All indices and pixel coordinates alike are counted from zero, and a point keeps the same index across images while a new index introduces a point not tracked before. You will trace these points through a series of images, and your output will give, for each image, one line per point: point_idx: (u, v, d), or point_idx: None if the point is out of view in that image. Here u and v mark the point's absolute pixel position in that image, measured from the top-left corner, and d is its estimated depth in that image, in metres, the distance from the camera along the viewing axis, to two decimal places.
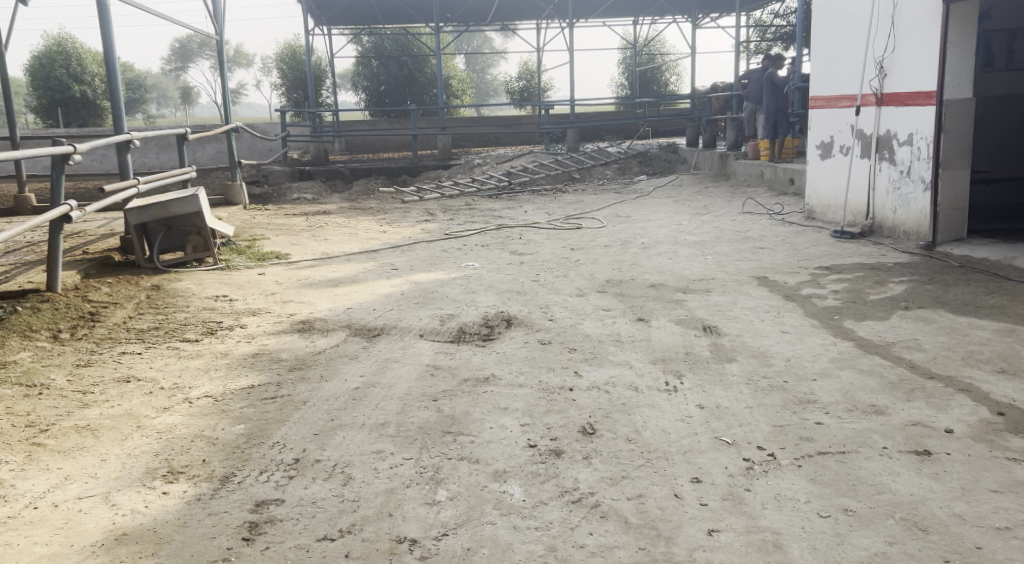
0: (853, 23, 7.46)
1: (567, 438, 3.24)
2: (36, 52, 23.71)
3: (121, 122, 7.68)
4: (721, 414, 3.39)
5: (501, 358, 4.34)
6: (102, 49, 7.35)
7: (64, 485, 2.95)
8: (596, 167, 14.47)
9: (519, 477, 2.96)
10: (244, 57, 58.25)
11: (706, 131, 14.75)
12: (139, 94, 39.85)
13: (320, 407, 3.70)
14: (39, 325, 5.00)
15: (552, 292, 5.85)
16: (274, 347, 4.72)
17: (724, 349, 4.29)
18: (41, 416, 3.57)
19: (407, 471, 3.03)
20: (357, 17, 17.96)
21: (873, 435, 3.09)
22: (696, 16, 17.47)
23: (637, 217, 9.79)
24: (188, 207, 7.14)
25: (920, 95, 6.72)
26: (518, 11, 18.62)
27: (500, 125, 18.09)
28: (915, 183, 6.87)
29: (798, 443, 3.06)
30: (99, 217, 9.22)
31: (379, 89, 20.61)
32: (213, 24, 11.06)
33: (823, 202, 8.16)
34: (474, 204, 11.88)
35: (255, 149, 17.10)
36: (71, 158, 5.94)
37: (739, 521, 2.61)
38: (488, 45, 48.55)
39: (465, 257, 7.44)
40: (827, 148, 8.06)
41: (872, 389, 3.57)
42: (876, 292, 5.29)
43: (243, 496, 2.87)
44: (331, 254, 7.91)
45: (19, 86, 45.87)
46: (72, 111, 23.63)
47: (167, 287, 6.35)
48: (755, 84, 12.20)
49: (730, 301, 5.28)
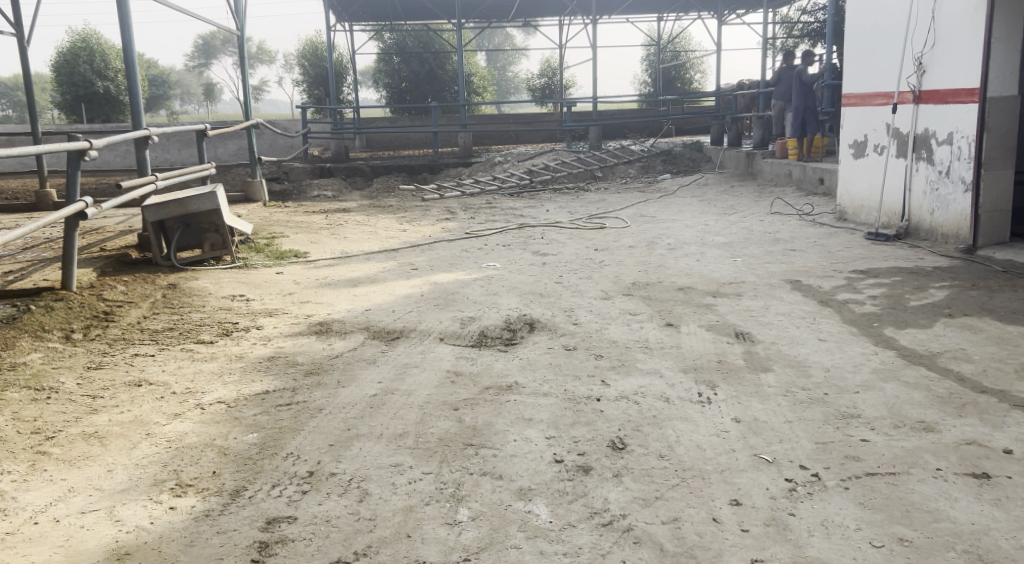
0: (889, 19, 7.22)
1: (596, 453, 3.06)
2: (61, 48, 23.79)
3: (139, 118, 7.56)
4: (759, 428, 3.20)
5: (525, 364, 4.16)
6: (122, 45, 7.23)
7: (67, 498, 2.81)
8: (619, 166, 14.26)
9: (545, 496, 2.78)
10: (267, 54, 58.58)
11: (731, 130, 14.44)
12: (163, 90, 40.36)
13: (336, 415, 3.54)
14: (52, 325, 4.88)
15: (576, 294, 5.67)
16: (290, 350, 4.57)
17: (759, 358, 4.09)
18: (48, 421, 3.44)
19: (426, 487, 2.87)
20: (379, 13, 17.86)
21: (925, 455, 2.90)
22: (721, 12, 17.23)
23: (662, 216, 9.58)
24: (206, 205, 7.03)
25: (962, 93, 6.47)
26: (540, 7, 18.39)
27: (522, 122, 17.93)
28: (955, 185, 6.63)
29: (844, 462, 2.87)
30: (118, 214, 9.15)
31: (400, 86, 20.48)
32: (234, 20, 10.98)
33: (855, 202, 7.92)
34: (495, 202, 11.71)
35: (275, 146, 17.07)
36: (88, 154, 5.82)
37: (785, 550, 2.43)
38: (509, 42, 48.71)
39: (486, 258, 7.27)
40: (860, 147, 7.81)
41: (920, 403, 3.37)
42: (917, 298, 5.07)
43: (253, 512, 2.72)
44: (350, 253, 7.78)
45: (42, 80, 46.39)
46: (95, 107, 23.74)
47: (183, 286, 6.23)
48: (784, 82, 11.95)
49: (763, 306, 5.08)
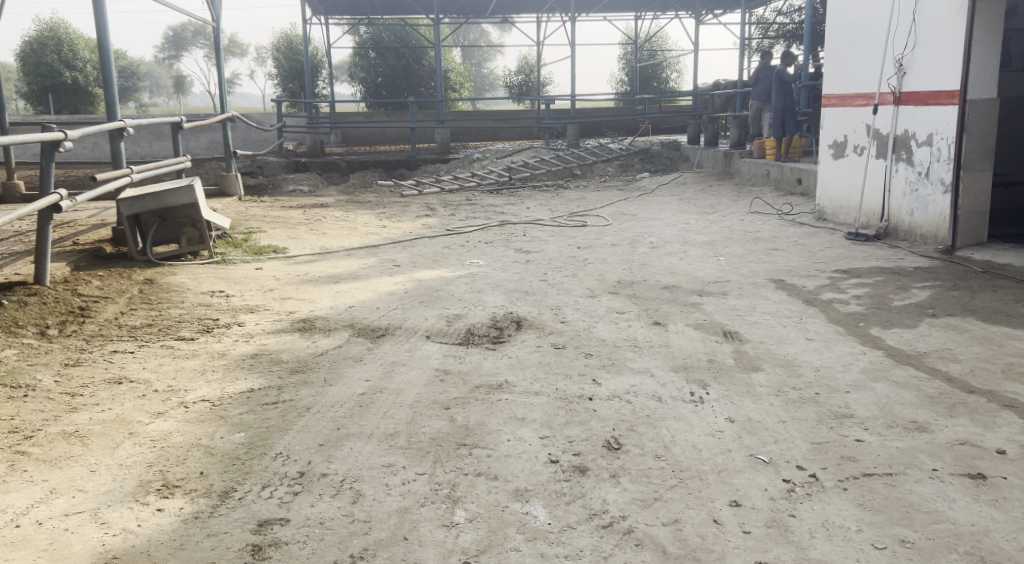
0: (870, 21, 7.26)
1: (591, 454, 3.03)
2: (28, 38, 23.33)
3: (113, 110, 7.39)
4: (754, 428, 3.18)
5: (515, 362, 4.13)
6: (96, 34, 7.06)
7: (49, 500, 2.73)
8: (597, 163, 14.26)
9: (542, 497, 2.75)
10: (239, 47, 57.96)
11: (708, 129, 14.48)
12: (133, 81, 39.80)
13: (324, 415, 3.47)
14: (26, 320, 4.76)
15: (562, 292, 5.64)
16: (273, 348, 4.49)
17: (749, 356, 4.09)
18: (26, 420, 3.34)
19: (420, 488, 2.82)
20: (356, 7, 17.71)
21: (921, 455, 2.91)
22: (698, 12, 17.30)
23: (642, 214, 9.58)
24: (184, 198, 6.90)
25: (942, 95, 6.53)
26: (518, 4, 18.34)
27: (499, 118, 17.88)
28: (934, 186, 6.69)
29: (840, 463, 2.87)
30: (91, 207, 8.98)
31: (376, 81, 20.32)
32: (210, 11, 10.81)
33: (835, 202, 7.97)
34: (474, 199, 11.65)
35: (250, 140, 16.87)
36: (62, 146, 5.68)
37: (787, 552, 2.42)
38: (484, 39, 48.69)
39: (468, 255, 7.22)
40: (839, 148, 7.86)
41: (911, 402, 3.38)
42: (900, 298, 5.10)
43: (244, 513, 2.66)
44: (330, 249, 7.68)
45: (8, 71, 45.48)
46: (63, 98, 23.27)
47: (160, 281, 6.11)
48: (763, 82, 12.00)
49: (749, 305, 5.08)
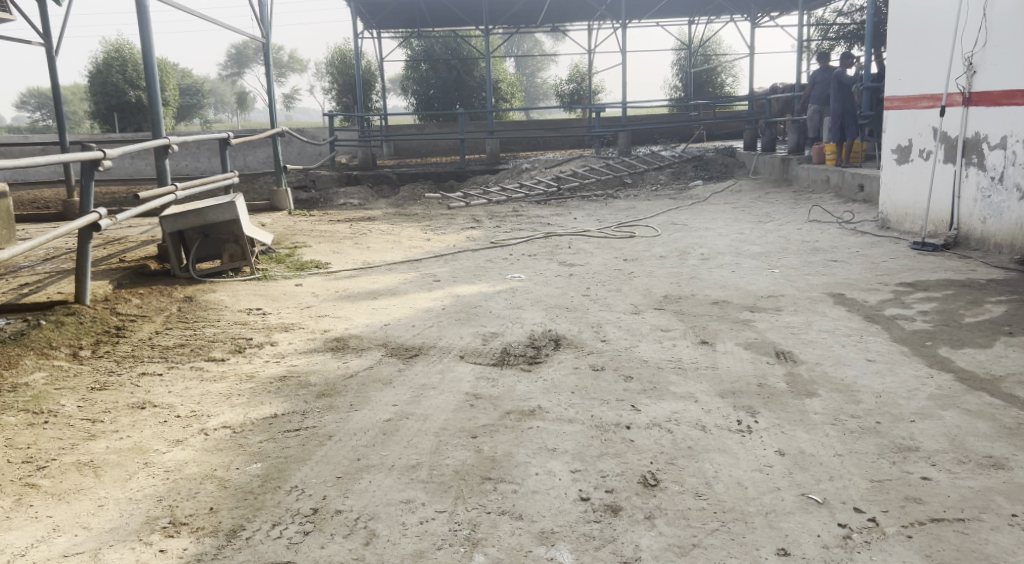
0: (936, 18, 6.85)
1: (626, 491, 2.79)
2: (95, 59, 24.06)
3: (159, 127, 7.38)
4: (806, 462, 2.91)
5: (550, 386, 3.89)
6: (141, 49, 7.04)
7: (51, 538, 2.63)
8: (649, 172, 13.92)
9: (569, 541, 2.56)
10: (298, 63, 59.27)
11: (764, 134, 14.05)
12: (195, 100, 40.86)
13: (346, 443, 3.30)
14: (60, 341, 4.71)
15: (604, 309, 5.39)
16: (304, 369, 4.35)
17: (803, 380, 3.78)
18: (41, 449, 3.24)
19: (439, 529, 2.64)
20: (406, 20, 17.73)
21: (997, 498, 2.64)
22: (755, 15, 16.86)
23: (694, 224, 9.27)
24: (225, 215, 6.83)
25: (1018, 94, 6.12)
26: (570, 13, 18.18)
27: (550, 127, 17.73)
28: (1008, 191, 6.28)
29: (903, 505, 2.62)
30: (142, 224, 9.07)
31: (428, 93, 20.40)
32: (260, 28, 10.85)
33: (899, 209, 7.56)
34: (522, 210, 11.47)
35: (304, 154, 17.05)
36: (102, 164, 5.64)
37: None
38: (538, 48, 49.00)
39: (511, 269, 7.02)
40: (903, 152, 7.46)
41: (985, 435, 3.06)
42: (972, 314, 4.71)
43: (250, 556, 2.53)
44: (372, 263, 7.56)
45: (78, 91, 47.01)
46: (127, 116, 23.80)
47: (200, 298, 6.05)
48: (820, 86, 11.61)
49: (804, 322, 4.77)
